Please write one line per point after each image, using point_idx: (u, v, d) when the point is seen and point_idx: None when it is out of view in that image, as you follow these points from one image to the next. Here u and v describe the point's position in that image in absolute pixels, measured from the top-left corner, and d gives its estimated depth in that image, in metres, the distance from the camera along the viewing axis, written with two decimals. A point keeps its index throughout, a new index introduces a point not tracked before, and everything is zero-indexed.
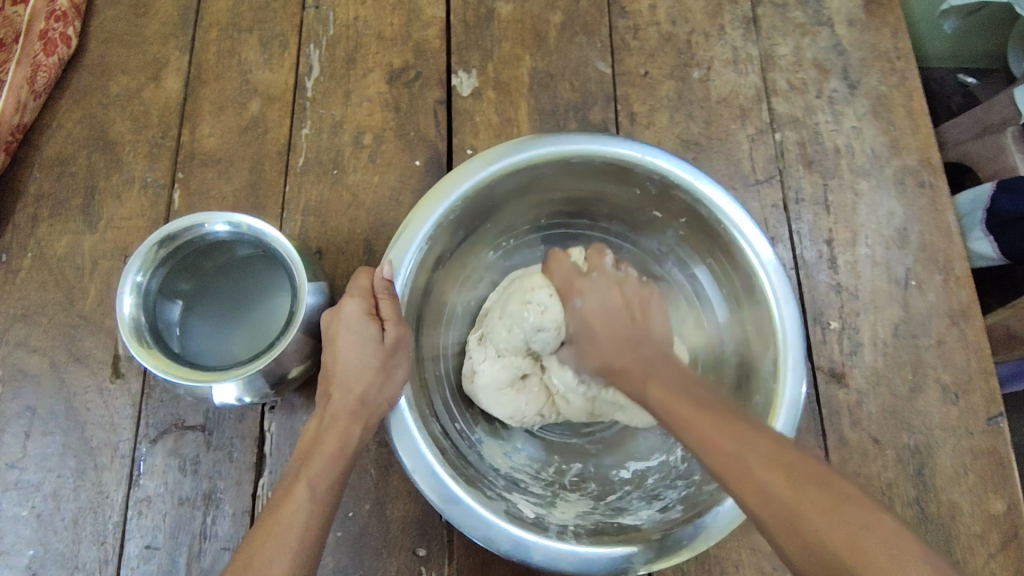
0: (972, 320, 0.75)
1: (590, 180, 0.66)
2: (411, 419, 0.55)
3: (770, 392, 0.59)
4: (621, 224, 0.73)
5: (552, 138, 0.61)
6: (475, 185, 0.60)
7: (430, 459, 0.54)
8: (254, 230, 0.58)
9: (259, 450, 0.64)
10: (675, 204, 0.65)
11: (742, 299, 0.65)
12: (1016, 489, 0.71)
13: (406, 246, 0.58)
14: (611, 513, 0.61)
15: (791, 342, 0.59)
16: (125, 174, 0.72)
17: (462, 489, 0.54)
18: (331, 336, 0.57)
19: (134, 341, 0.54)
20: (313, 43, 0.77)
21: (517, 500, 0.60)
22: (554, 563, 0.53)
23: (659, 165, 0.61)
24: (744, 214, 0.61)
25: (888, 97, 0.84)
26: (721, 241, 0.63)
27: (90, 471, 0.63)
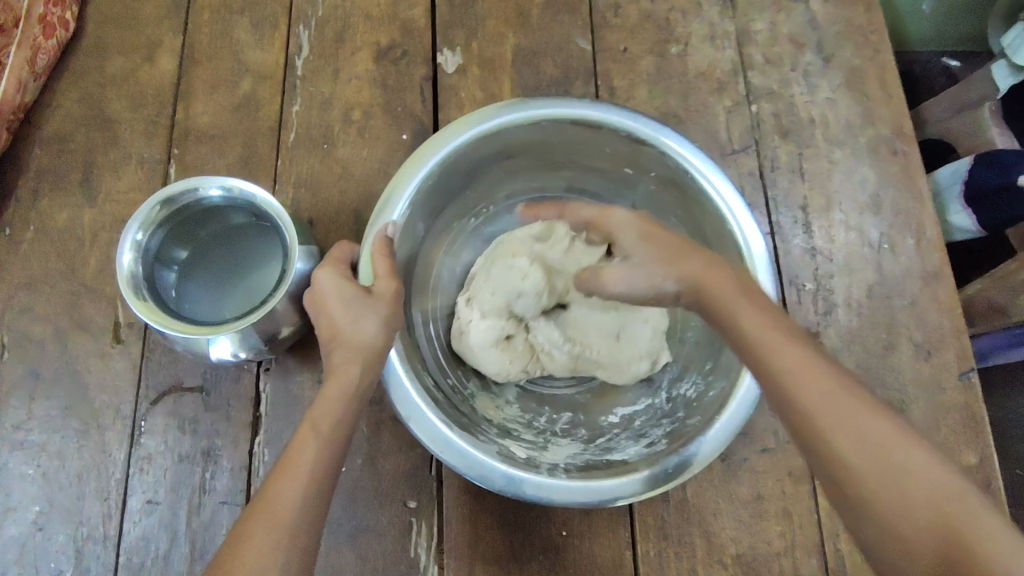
0: (944, 281, 0.78)
1: (563, 141, 0.70)
2: (401, 370, 0.58)
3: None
4: (597, 184, 0.77)
5: (524, 104, 0.65)
6: (453, 150, 0.63)
7: (421, 406, 0.57)
8: (246, 193, 0.60)
9: (254, 410, 0.67)
10: (644, 159, 0.69)
11: (714, 247, 0.68)
12: (987, 441, 0.73)
13: (391, 207, 0.61)
14: (600, 452, 0.64)
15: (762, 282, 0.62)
16: (123, 150, 0.74)
17: (454, 432, 0.57)
18: (315, 308, 0.59)
19: (133, 296, 0.56)
20: (303, 24, 0.80)
21: (510, 444, 0.63)
22: (546, 496, 0.56)
23: (627, 123, 0.65)
24: (711, 167, 0.64)
25: (862, 69, 0.86)
26: (691, 192, 0.67)
27: (93, 431, 0.66)
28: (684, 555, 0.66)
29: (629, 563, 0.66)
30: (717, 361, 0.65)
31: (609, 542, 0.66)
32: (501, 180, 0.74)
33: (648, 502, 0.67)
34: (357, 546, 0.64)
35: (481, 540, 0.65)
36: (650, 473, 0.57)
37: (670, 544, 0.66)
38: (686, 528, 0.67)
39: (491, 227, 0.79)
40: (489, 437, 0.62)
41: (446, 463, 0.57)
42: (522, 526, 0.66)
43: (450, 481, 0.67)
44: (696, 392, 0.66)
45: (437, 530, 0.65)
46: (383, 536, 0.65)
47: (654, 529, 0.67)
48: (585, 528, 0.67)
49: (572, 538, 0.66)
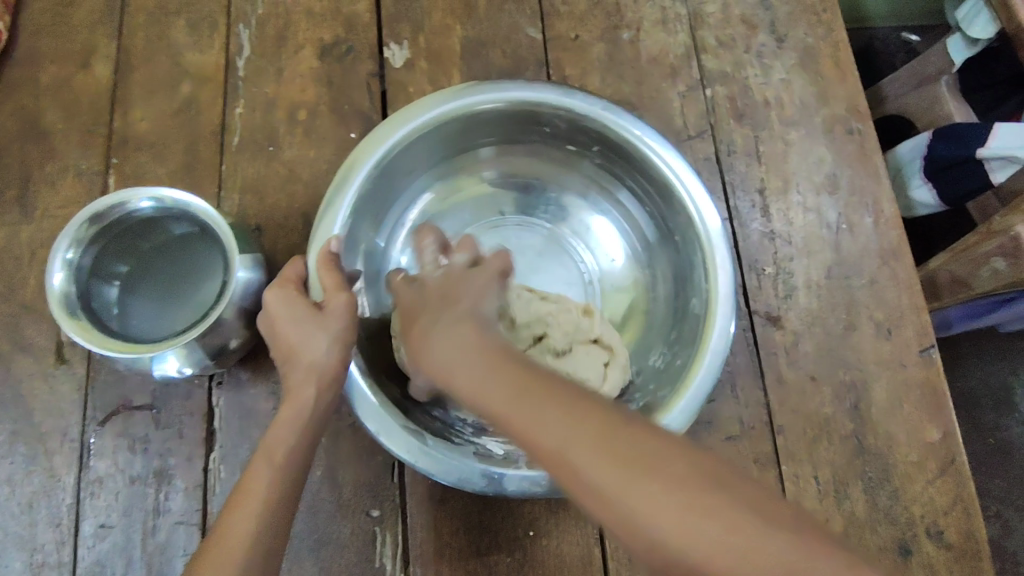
0: (902, 259, 0.78)
1: (500, 125, 0.69)
2: (366, 387, 0.58)
3: (704, 295, 0.62)
4: (540, 165, 0.76)
5: (452, 93, 0.63)
6: (391, 149, 0.62)
7: (389, 418, 0.57)
8: (180, 203, 0.58)
9: (207, 425, 0.65)
10: (583, 134, 0.68)
11: (665, 214, 0.68)
12: (950, 417, 0.74)
13: (332, 216, 0.60)
14: None
15: (715, 242, 0.62)
16: (59, 162, 0.72)
17: (425, 440, 0.57)
18: (270, 330, 0.57)
19: (65, 316, 0.54)
20: (242, 23, 0.77)
21: (486, 442, 0.63)
22: (529, 492, 0.56)
23: (563, 100, 0.64)
24: (650, 134, 0.64)
25: (815, 48, 0.86)
26: (635, 162, 0.67)
27: (41, 456, 0.64)
28: None
29: (598, 558, 0.65)
30: (682, 330, 0.65)
31: (575, 539, 0.66)
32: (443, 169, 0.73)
33: None
34: (321, 558, 0.63)
35: (447, 545, 0.65)
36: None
37: None
38: None
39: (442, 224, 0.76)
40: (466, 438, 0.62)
41: (425, 473, 0.57)
42: (489, 529, 0.65)
43: (413, 488, 0.66)
44: (664, 361, 0.66)
45: (401, 537, 0.64)
46: (347, 547, 0.64)
47: None
48: (553, 527, 0.66)
49: (540, 538, 0.65)
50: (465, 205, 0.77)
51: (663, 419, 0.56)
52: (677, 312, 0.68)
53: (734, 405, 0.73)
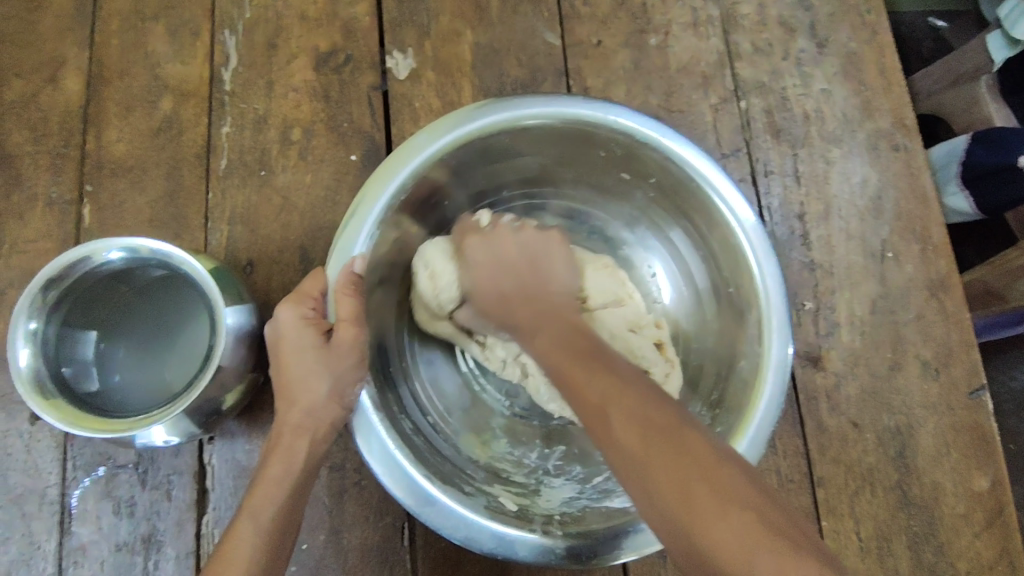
0: (951, 291, 0.72)
1: (548, 146, 0.62)
2: (377, 421, 0.51)
3: (754, 358, 0.56)
4: (588, 191, 0.69)
5: (505, 103, 0.57)
6: (427, 160, 0.56)
7: (399, 457, 0.50)
8: (156, 252, 0.51)
9: (199, 486, 0.59)
10: (642, 163, 0.61)
11: (720, 259, 0.61)
12: (1000, 464, 0.68)
13: (356, 232, 0.53)
14: (600, 495, 0.58)
15: (772, 299, 0.56)
16: (27, 190, 0.64)
17: (437, 488, 0.51)
18: (274, 344, 0.54)
19: (33, 394, 0.48)
20: (228, 29, 0.69)
21: (499, 492, 0.57)
22: (540, 558, 0.51)
23: (623, 124, 0.57)
24: (719, 172, 0.58)
25: (859, 54, 0.78)
26: (697, 201, 0.60)
27: (16, 522, 0.58)
28: None
29: None
30: (727, 393, 0.59)
31: None
32: (487, 185, 0.66)
33: (642, 561, 0.62)
34: None
35: None
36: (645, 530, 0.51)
37: None
38: None
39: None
40: (476, 485, 0.56)
41: (428, 524, 0.51)
42: None
43: (425, 551, 0.60)
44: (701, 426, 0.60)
45: None
46: None
47: None
48: None
49: None
50: None
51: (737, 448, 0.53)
52: (722, 367, 0.62)
53: (770, 454, 0.67)
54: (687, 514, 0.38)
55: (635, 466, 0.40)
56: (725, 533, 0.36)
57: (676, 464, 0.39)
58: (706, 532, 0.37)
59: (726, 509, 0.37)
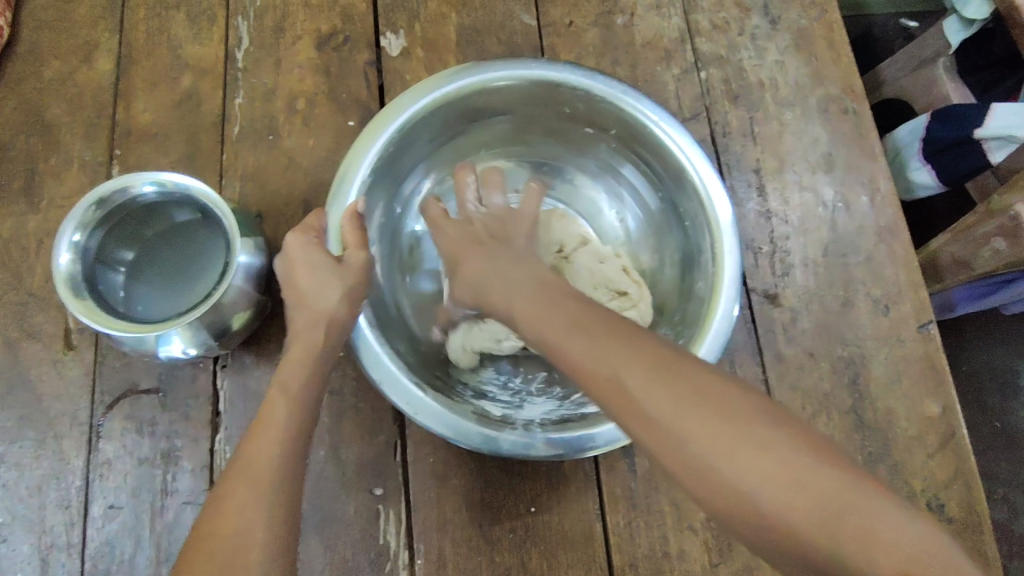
0: (899, 236, 0.78)
1: (519, 104, 0.70)
2: (371, 336, 0.59)
3: (709, 277, 0.63)
4: (557, 147, 0.78)
5: (479, 67, 0.65)
6: (413, 115, 0.64)
7: (392, 368, 0.58)
8: (181, 186, 0.59)
9: (213, 408, 0.66)
10: (603, 116, 0.69)
11: (676, 199, 0.69)
12: (949, 391, 0.74)
13: (351, 178, 0.61)
14: (575, 407, 0.67)
15: (725, 231, 0.63)
16: (63, 154, 0.73)
17: (427, 394, 0.58)
18: (285, 272, 0.61)
19: (70, 295, 0.54)
20: (241, 15, 0.79)
21: (484, 404, 0.65)
22: (521, 453, 0.58)
23: (585, 83, 0.65)
24: (668, 121, 0.65)
25: (809, 30, 0.86)
26: (654, 149, 0.67)
27: (51, 440, 0.65)
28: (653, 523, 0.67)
29: (599, 533, 0.66)
30: (686, 311, 0.66)
31: (577, 513, 0.66)
32: (469, 140, 0.75)
33: (614, 474, 0.67)
34: (325, 536, 0.64)
35: (449, 521, 0.65)
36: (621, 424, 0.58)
37: (638, 512, 0.66)
38: (654, 495, 0.67)
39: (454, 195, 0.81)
40: (464, 399, 0.64)
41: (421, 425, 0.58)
42: (490, 506, 0.66)
43: (415, 466, 0.66)
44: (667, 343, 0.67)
45: (405, 515, 0.65)
46: (351, 524, 0.65)
47: (622, 499, 0.67)
48: (555, 504, 0.66)
49: (541, 513, 0.66)
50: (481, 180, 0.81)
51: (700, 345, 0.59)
52: (683, 295, 0.69)
53: None
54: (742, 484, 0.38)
55: (691, 462, 0.40)
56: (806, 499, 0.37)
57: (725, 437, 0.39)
58: (768, 491, 0.38)
59: (821, 474, 0.38)
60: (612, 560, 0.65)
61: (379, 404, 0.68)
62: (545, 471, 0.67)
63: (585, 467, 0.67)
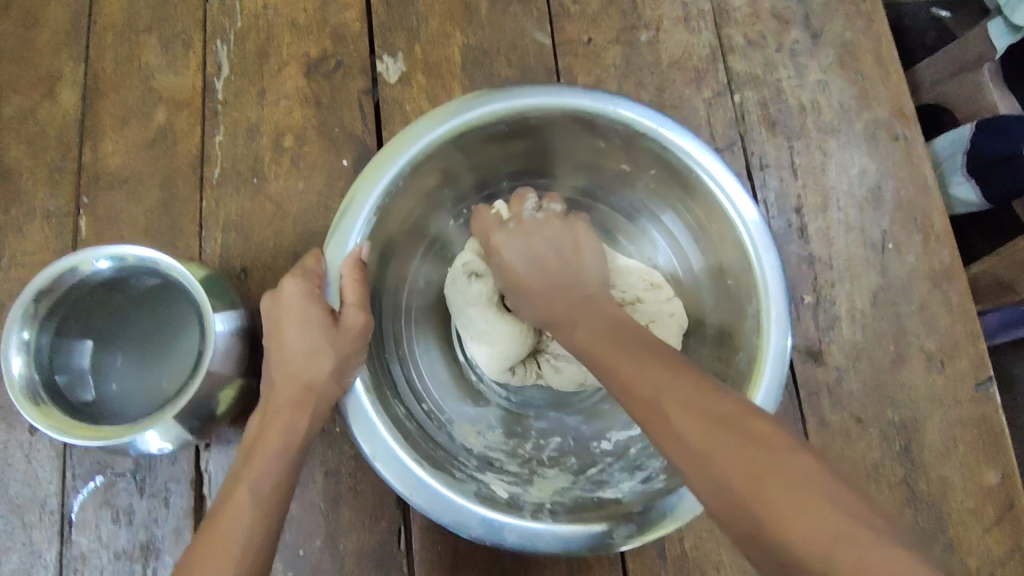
0: (955, 281, 0.70)
1: (546, 136, 0.62)
2: (368, 403, 0.51)
3: (753, 348, 0.56)
4: (589, 180, 0.69)
5: (505, 93, 0.57)
6: (427, 146, 0.55)
7: (389, 443, 0.50)
8: (140, 260, 0.52)
9: (196, 494, 0.60)
10: (643, 155, 0.61)
11: (718, 248, 0.61)
12: (1011, 457, 0.67)
13: (353, 217, 0.53)
14: (592, 486, 0.58)
15: (772, 292, 0.55)
16: (26, 203, 0.65)
17: (427, 472, 0.50)
18: (274, 325, 0.53)
19: (25, 403, 0.48)
20: (220, 39, 0.70)
21: (490, 480, 0.56)
22: (529, 545, 0.49)
23: (624, 115, 0.57)
24: (715, 161, 0.57)
25: (855, 44, 0.77)
26: (695, 192, 0.60)
27: (18, 532, 0.59)
28: None
29: None
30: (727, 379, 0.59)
31: None
32: (488, 174, 0.67)
33: (641, 562, 0.61)
34: None
35: None
36: (643, 514, 0.50)
37: None
38: None
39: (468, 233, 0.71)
40: (468, 471, 0.56)
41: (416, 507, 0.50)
42: None
43: (420, 558, 0.60)
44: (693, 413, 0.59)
45: None
46: None
47: None
48: None
49: None
50: None
51: (756, 397, 0.53)
52: (722, 360, 0.61)
53: None
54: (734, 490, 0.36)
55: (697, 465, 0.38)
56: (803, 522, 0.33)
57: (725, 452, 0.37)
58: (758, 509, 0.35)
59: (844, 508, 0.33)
60: None
61: (380, 486, 0.61)
62: (566, 560, 0.60)
63: (610, 554, 0.61)
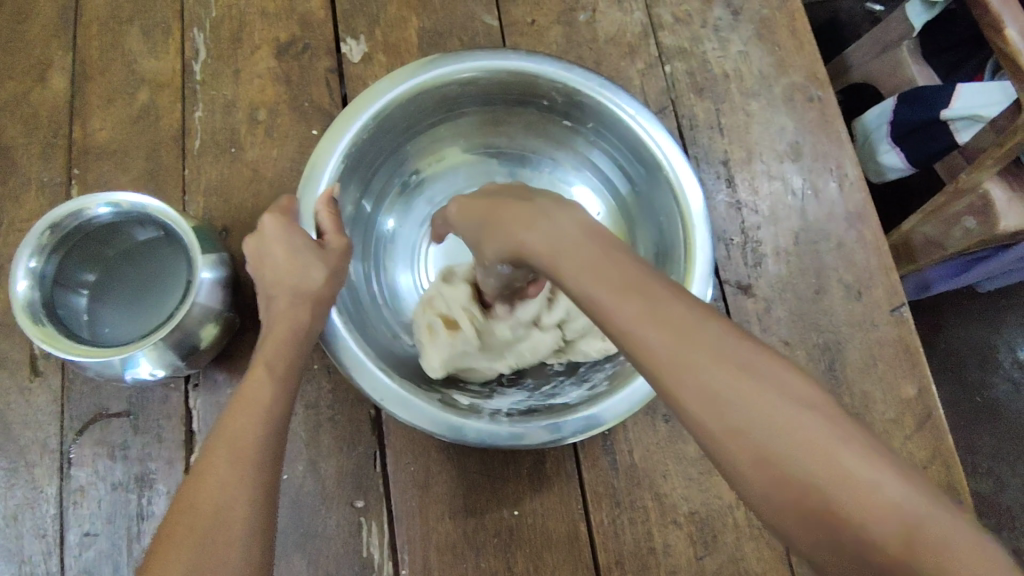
0: (868, 221, 0.79)
1: (496, 95, 0.70)
2: (342, 324, 0.58)
3: (682, 273, 0.63)
4: (539, 140, 0.77)
5: (456, 57, 0.64)
6: (388, 104, 0.63)
7: (360, 355, 0.57)
8: (137, 206, 0.58)
9: (186, 428, 0.65)
10: (582, 111, 0.69)
11: (652, 194, 0.69)
12: (924, 372, 0.74)
13: (323, 164, 0.60)
14: (545, 398, 0.65)
15: (697, 220, 0.62)
16: (21, 176, 0.72)
17: (393, 380, 0.57)
18: (260, 256, 0.60)
19: (29, 323, 0.53)
20: (197, 27, 0.77)
21: (451, 394, 0.64)
22: (485, 440, 0.56)
23: (563, 75, 0.65)
24: (640, 110, 0.65)
25: (771, 19, 0.87)
26: (628, 140, 0.67)
27: (21, 470, 0.64)
28: (637, 520, 0.66)
29: (584, 533, 0.66)
30: None
31: (561, 515, 0.66)
32: (445, 130, 0.75)
33: (595, 473, 0.67)
34: (307, 551, 0.63)
35: (434, 529, 0.65)
36: (589, 415, 0.57)
37: (622, 510, 0.66)
38: (637, 492, 0.67)
39: (430, 186, 0.80)
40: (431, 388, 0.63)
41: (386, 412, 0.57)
42: (474, 511, 0.65)
43: (396, 476, 0.66)
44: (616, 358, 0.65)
45: (387, 525, 0.65)
46: (332, 538, 0.64)
47: (605, 498, 0.67)
48: (537, 504, 0.66)
49: (525, 516, 0.66)
50: (461, 173, 0.80)
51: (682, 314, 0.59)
52: None
53: None
54: (816, 466, 0.35)
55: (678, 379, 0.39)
56: (831, 458, 0.35)
57: (780, 399, 0.37)
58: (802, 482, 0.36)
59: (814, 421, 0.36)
60: (598, 559, 0.65)
61: (356, 415, 0.67)
62: (528, 472, 0.67)
63: (567, 466, 0.67)
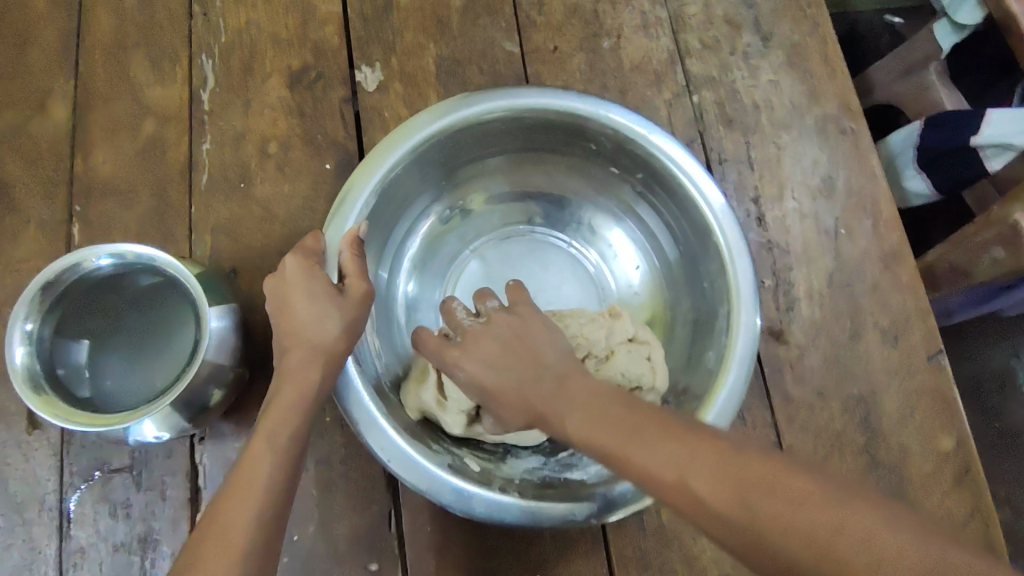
0: (903, 261, 0.76)
1: (540, 133, 0.66)
2: (358, 376, 0.55)
3: (723, 349, 0.59)
4: (578, 182, 0.74)
5: (504, 92, 0.61)
6: (425, 138, 0.60)
7: (374, 412, 0.54)
8: (140, 256, 0.56)
9: (192, 485, 0.62)
10: (631, 159, 0.65)
11: (697, 252, 0.65)
12: (963, 423, 0.71)
13: (352, 202, 0.57)
14: (561, 468, 0.62)
15: (743, 291, 0.58)
16: (20, 214, 0.68)
17: (407, 441, 0.54)
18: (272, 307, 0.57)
19: (29, 392, 0.50)
20: (205, 54, 0.74)
21: (464, 456, 0.60)
22: (496, 515, 0.53)
23: (614, 118, 0.61)
24: (687, 156, 0.62)
25: (802, 45, 0.83)
26: (677, 194, 0.64)
27: (18, 529, 0.60)
28: None
29: None
30: (692, 380, 0.63)
31: None
32: (482, 167, 0.72)
33: (621, 533, 0.64)
34: None
35: None
36: (608, 497, 0.54)
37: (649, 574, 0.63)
38: (665, 554, 0.64)
39: (463, 222, 0.77)
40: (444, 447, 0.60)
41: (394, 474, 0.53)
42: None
43: (412, 538, 0.63)
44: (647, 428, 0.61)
45: None
46: None
47: (632, 560, 0.64)
48: (559, 568, 0.63)
49: None
50: (495, 211, 0.77)
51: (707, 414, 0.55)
52: (692, 361, 0.65)
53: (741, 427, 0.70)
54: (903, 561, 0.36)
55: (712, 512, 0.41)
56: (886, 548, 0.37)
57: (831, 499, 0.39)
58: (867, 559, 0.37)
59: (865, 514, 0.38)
60: None
61: (370, 471, 0.64)
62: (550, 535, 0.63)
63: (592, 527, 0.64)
